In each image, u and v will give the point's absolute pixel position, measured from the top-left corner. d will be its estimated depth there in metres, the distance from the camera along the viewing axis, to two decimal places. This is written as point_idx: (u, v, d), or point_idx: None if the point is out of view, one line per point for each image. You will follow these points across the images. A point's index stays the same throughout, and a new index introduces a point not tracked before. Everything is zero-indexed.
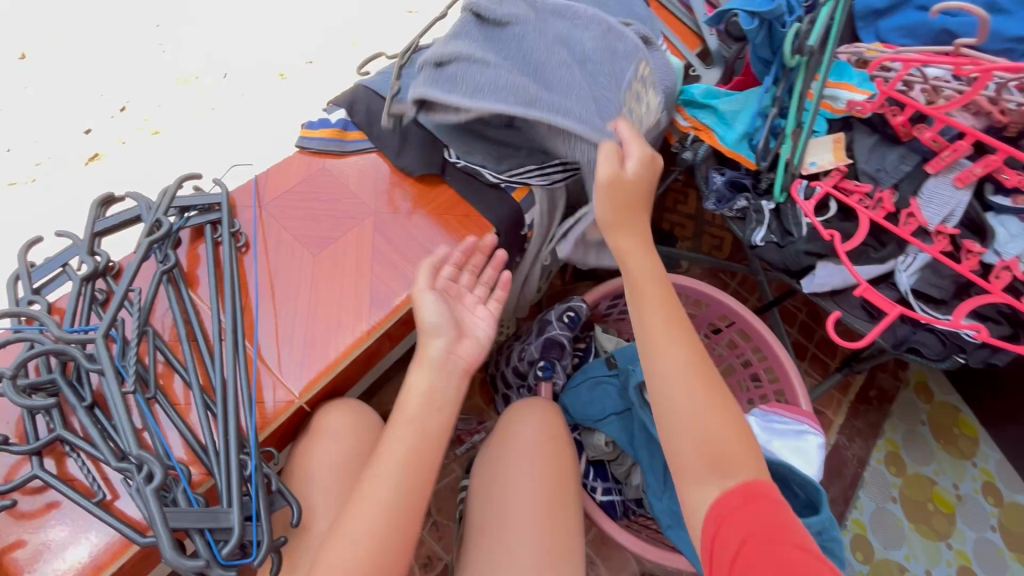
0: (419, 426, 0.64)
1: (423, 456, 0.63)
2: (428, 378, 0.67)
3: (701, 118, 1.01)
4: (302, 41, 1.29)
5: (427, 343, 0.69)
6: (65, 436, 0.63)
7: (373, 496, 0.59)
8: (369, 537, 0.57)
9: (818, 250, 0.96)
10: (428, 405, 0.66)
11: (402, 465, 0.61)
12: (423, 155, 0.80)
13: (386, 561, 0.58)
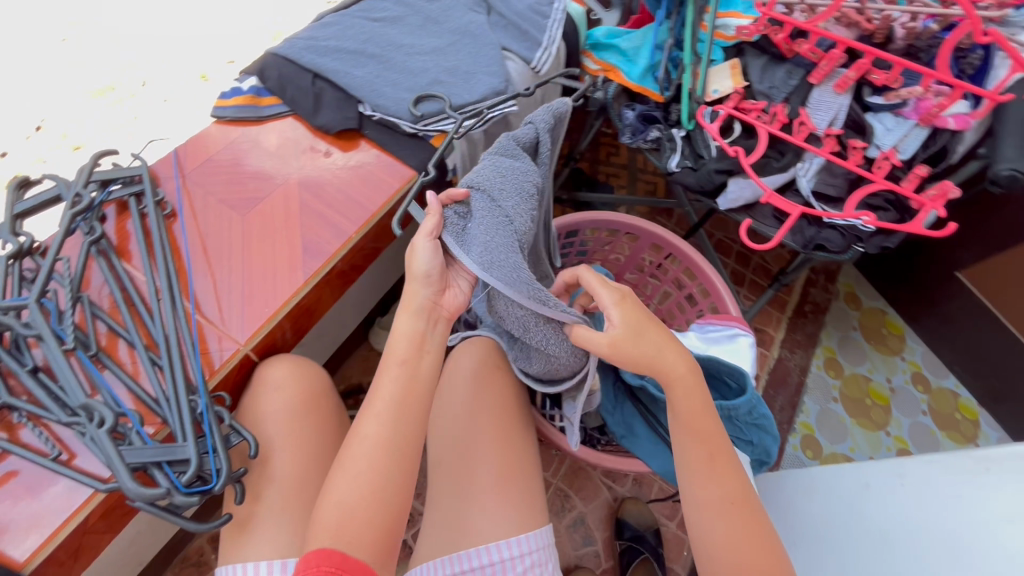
0: (407, 366, 0.61)
1: (416, 390, 0.61)
2: (413, 320, 0.62)
3: (607, 59, 1.09)
4: (220, 43, 1.29)
5: (411, 289, 0.63)
6: (10, 404, 0.54)
7: (365, 433, 0.57)
8: (368, 470, 0.55)
9: (726, 167, 1.01)
10: (415, 346, 0.62)
11: (395, 404, 0.58)
12: (339, 111, 0.79)
13: (391, 493, 0.56)
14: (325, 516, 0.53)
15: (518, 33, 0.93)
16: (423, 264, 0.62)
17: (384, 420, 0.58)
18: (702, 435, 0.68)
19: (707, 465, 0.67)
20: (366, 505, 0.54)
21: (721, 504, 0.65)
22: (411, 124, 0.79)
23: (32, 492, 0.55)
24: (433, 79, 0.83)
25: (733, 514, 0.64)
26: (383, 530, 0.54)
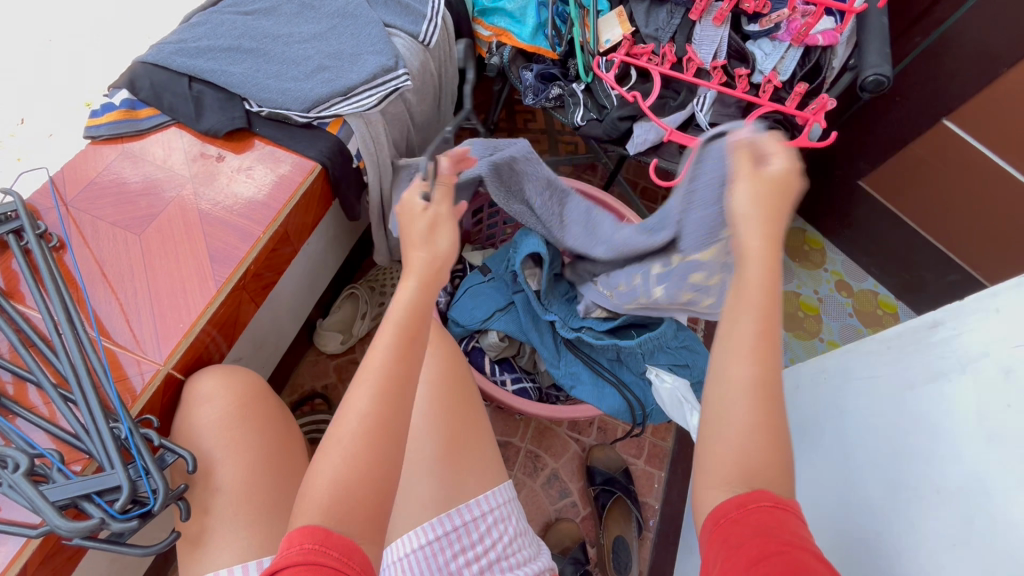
0: (408, 336, 0.53)
1: (414, 359, 0.53)
2: (417, 290, 0.56)
3: (497, 23, 1.10)
4: (89, 67, 1.18)
5: (424, 259, 0.58)
6: None
7: (357, 409, 0.49)
8: (362, 443, 0.48)
9: (628, 113, 1.04)
10: (415, 317, 0.55)
11: (391, 378, 0.50)
12: (223, 112, 0.76)
13: (388, 466, 0.49)
14: (314, 498, 0.46)
15: (400, 8, 0.91)
16: (447, 246, 0.60)
17: (381, 397, 0.49)
18: (763, 304, 0.49)
19: (759, 339, 0.48)
20: (359, 477, 0.47)
21: (752, 390, 0.46)
22: (302, 114, 0.79)
23: None
24: (318, 65, 0.81)
25: (759, 401, 0.46)
26: (378, 494, 0.48)
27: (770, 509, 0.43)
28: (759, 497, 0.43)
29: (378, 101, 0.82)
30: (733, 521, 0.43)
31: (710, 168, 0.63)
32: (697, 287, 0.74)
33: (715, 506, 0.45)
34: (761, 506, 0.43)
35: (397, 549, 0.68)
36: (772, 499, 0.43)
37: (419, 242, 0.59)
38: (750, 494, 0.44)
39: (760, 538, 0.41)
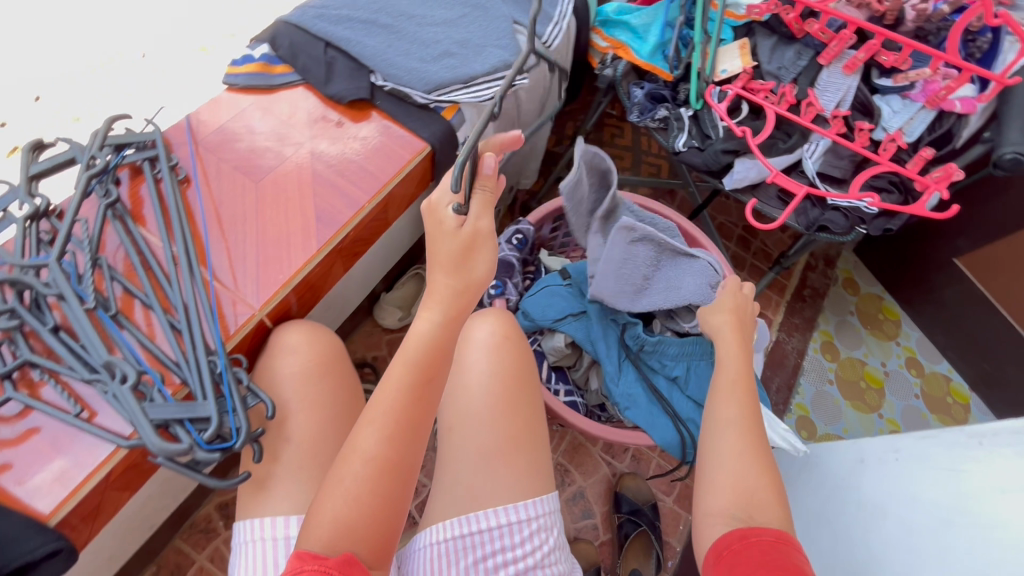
0: (424, 377, 0.57)
1: (424, 406, 0.56)
2: (440, 326, 0.59)
3: (617, 36, 1.08)
4: (215, 15, 1.23)
5: (456, 285, 0.59)
6: (34, 362, 0.55)
7: (365, 451, 0.52)
8: (367, 489, 0.51)
9: (733, 147, 1.02)
10: (432, 354, 0.58)
11: (400, 420, 0.54)
12: (351, 81, 0.79)
13: (387, 505, 0.52)
14: (318, 529, 0.50)
15: (530, 8, 0.93)
16: (480, 274, 0.60)
17: (386, 438, 0.53)
18: (737, 371, 0.69)
19: (737, 391, 0.66)
20: (363, 519, 0.50)
21: (737, 424, 0.62)
22: (423, 95, 0.80)
23: (53, 447, 0.55)
24: (445, 50, 0.83)
25: (744, 434, 0.62)
26: (388, 507, 0.52)
27: (773, 541, 0.50)
28: (764, 531, 0.52)
29: (495, 94, 0.84)
30: (735, 551, 0.51)
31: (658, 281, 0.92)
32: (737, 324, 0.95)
33: (719, 535, 0.54)
34: (761, 539, 0.51)
35: (436, 533, 0.70)
36: (775, 533, 0.51)
37: (448, 267, 0.60)
38: (749, 526, 0.53)
39: (767, 561, 0.48)
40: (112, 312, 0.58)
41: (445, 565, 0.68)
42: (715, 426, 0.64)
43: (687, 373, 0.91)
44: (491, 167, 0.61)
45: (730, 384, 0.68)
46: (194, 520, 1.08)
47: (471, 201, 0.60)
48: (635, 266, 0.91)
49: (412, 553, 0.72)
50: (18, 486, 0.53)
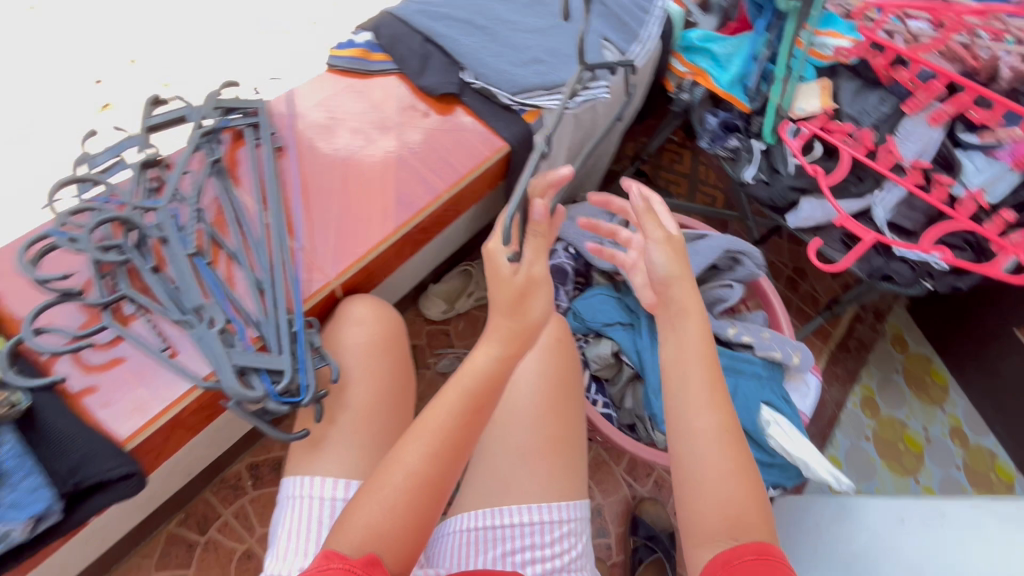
0: (475, 405, 0.57)
1: (468, 431, 0.57)
2: (497, 357, 0.59)
3: (698, 63, 1.09)
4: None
5: (515, 322, 0.61)
6: (131, 296, 0.58)
7: (406, 465, 0.53)
8: (402, 502, 0.52)
9: (801, 185, 1.02)
10: (484, 383, 0.58)
11: (443, 441, 0.55)
12: (443, 75, 0.82)
13: (418, 522, 0.52)
14: (348, 534, 0.50)
15: (618, 24, 0.96)
16: (536, 316, 0.63)
17: (430, 456, 0.54)
18: (704, 350, 0.58)
19: (707, 391, 0.56)
20: (392, 531, 0.51)
21: (712, 438, 0.54)
22: (509, 96, 0.83)
23: (136, 378, 0.58)
24: (534, 57, 0.86)
25: (724, 446, 0.54)
26: (419, 524, 0.53)
27: (757, 561, 0.48)
28: (743, 549, 0.49)
29: (576, 104, 0.87)
30: None
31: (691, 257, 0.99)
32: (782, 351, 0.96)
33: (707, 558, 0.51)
34: (745, 559, 0.48)
35: (467, 521, 0.72)
36: (756, 550, 0.49)
37: (505, 309, 0.61)
38: (736, 545, 0.50)
39: None
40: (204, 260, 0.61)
41: (473, 554, 0.69)
42: (687, 431, 0.56)
43: (735, 392, 0.92)
44: (541, 214, 0.62)
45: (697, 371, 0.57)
46: (225, 475, 1.13)
47: (524, 247, 0.62)
48: None
49: (440, 537, 0.74)
50: (100, 409, 0.56)
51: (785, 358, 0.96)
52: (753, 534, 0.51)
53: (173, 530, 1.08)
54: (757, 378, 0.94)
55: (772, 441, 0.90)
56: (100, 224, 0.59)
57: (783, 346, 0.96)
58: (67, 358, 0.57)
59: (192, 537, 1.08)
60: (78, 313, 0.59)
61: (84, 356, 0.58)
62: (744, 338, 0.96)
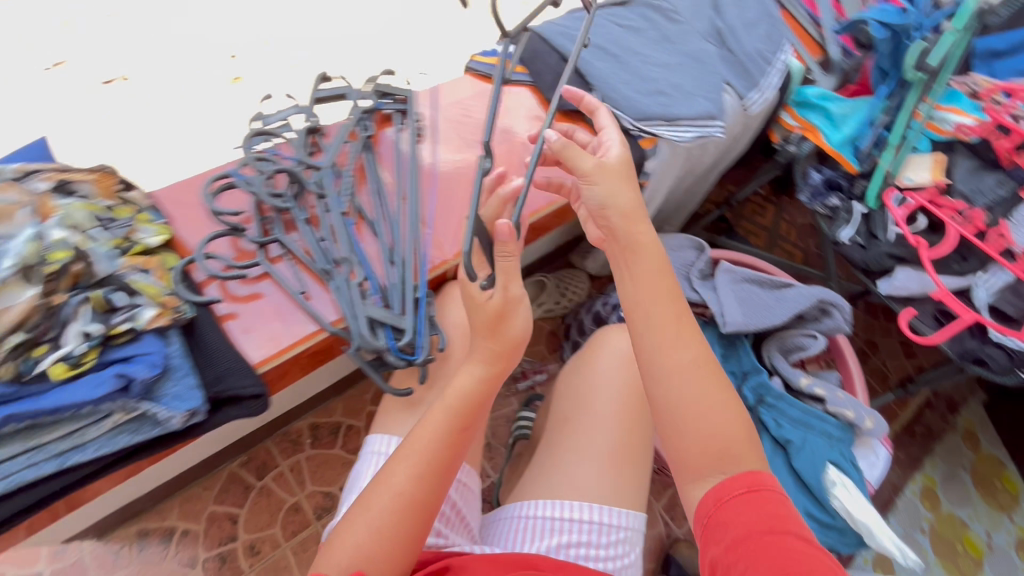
0: (461, 427, 0.61)
1: (452, 452, 0.60)
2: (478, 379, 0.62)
3: (810, 119, 1.10)
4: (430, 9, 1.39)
5: (500, 343, 0.63)
6: (284, 241, 0.66)
7: (394, 486, 0.57)
8: (390, 522, 0.56)
9: (899, 254, 1.01)
10: (468, 404, 0.62)
11: (429, 463, 0.58)
12: (573, 93, 0.89)
13: (405, 544, 0.56)
14: (339, 554, 0.54)
15: (741, 71, 0.99)
16: (517, 333, 0.64)
17: (416, 478, 0.57)
18: (667, 287, 0.61)
19: (673, 327, 0.58)
20: (380, 553, 0.55)
21: (688, 370, 0.56)
22: (631, 121, 0.88)
23: (274, 313, 0.65)
24: (658, 89, 0.90)
25: (702, 376, 0.56)
26: (407, 544, 0.56)
27: (747, 494, 0.51)
28: (733, 483, 0.52)
29: (690, 139, 0.89)
30: (715, 518, 0.51)
31: (784, 304, 1.00)
32: (854, 414, 0.94)
33: (703, 495, 0.54)
34: (737, 495, 0.51)
35: (528, 508, 0.74)
36: (747, 483, 0.52)
37: (485, 332, 0.63)
38: (725, 481, 0.53)
39: (750, 526, 0.49)
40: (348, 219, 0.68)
41: (527, 538, 0.72)
42: (661, 362, 0.57)
43: (802, 443, 0.92)
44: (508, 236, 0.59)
45: (666, 310, 0.59)
46: (288, 429, 1.20)
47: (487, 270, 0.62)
48: (753, 295, 1.02)
49: (503, 516, 0.77)
50: (238, 334, 0.63)
51: (858, 422, 0.93)
52: (743, 465, 0.53)
53: (235, 469, 1.15)
54: (825, 437, 0.93)
55: (836, 502, 0.88)
56: (269, 174, 0.67)
57: (856, 410, 0.94)
58: (217, 286, 0.64)
59: (250, 480, 1.15)
60: (232, 247, 0.67)
61: (229, 287, 0.65)
62: (816, 391, 0.97)
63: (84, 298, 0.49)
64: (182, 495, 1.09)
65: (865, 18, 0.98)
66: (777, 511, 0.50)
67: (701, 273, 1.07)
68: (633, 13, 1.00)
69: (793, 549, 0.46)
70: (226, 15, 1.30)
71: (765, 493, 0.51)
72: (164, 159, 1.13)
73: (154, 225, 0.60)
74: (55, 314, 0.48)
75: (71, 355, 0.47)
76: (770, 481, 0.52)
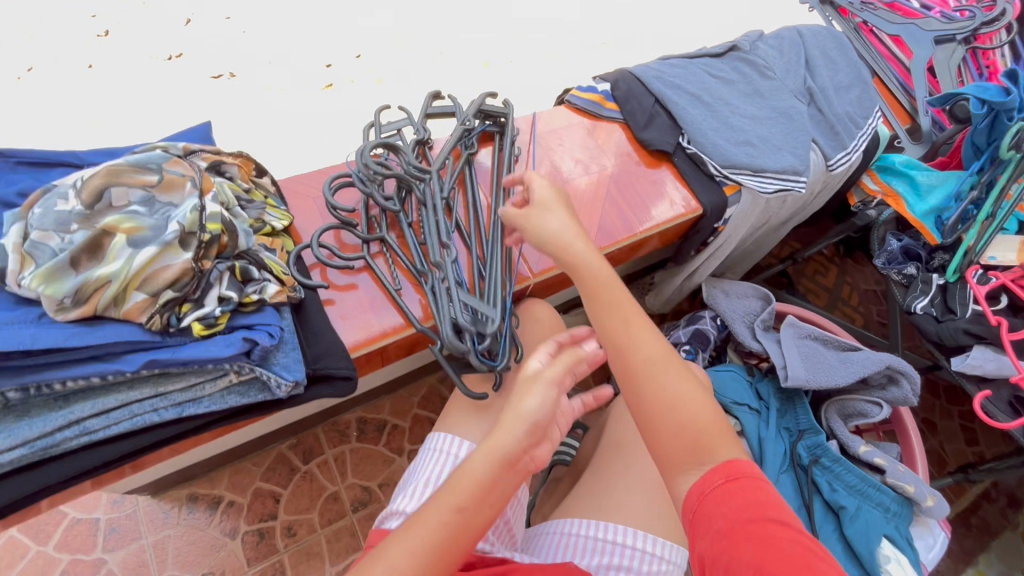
0: (466, 519, 0.56)
1: (462, 535, 0.55)
2: (487, 465, 0.57)
3: (893, 185, 1.12)
4: (514, 40, 1.47)
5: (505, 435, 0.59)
6: (387, 239, 0.71)
7: (390, 561, 0.52)
8: None
9: (978, 331, 0.97)
10: (476, 493, 0.56)
11: (432, 547, 0.53)
12: (662, 134, 0.93)
13: None
14: None
15: (829, 130, 1.00)
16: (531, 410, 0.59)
17: (412, 556, 0.53)
18: (611, 295, 0.66)
19: (623, 331, 0.64)
20: None
21: (655, 363, 0.61)
22: (717, 167, 0.91)
23: (369, 304, 0.70)
24: (747, 139, 0.93)
25: (664, 369, 0.61)
26: None
27: (724, 485, 0.53)
28: (712, 475, 0.54)
29: (774, 190, 0.91)
30: (700, 513, 0.53)
31: (849, 366, 0.98)
32: (914, 490, 0.89)
33: (692, 484, 0.54)
34: (717, 488, 0.53)
35: (573, 526, 0.75)
36: (725, 475, 0.53)
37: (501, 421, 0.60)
38: (702, 475, 0.54)
39: (734, 518, 0.50)
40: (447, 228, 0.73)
41: (568, 554, 0.72)
42: (630, 372, 0.62)
43: (857, 511, 0.90)
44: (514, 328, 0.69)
45: (616, 323, 0.64)
46: (337, 420, 1.23)
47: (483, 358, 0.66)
48: (816, 353, 1.01)
49: (546, 531, 0.78)
50: (335, 319, 0.68)
51: (918, 498, 0.89)
52: (720, 456, 0.55)
53: (282, 451, 1.18)
54: (879, 507, 0.90)
55: None
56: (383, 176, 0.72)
57: (917, 487, 0.89)
58: (320, 272, 0.69)
59: (295, 463, 1.18)
60: (337, 240, 0.73)
61: (329, 275, 0.70)
62: (875, 460, 0.93)
63: (227, 267, 0.55)
64: (233, 466, 1.14)
65: (964, 92, 0.99)
66: (761, 500, 0.51)
67: (764, 323, 1.06)
68: (727, 66, 1.04)
69: (775, 537, 0.48)
70: (329, 26, 1.42)
71: (742, 480, 0.53)
72: (263, 152, 1.23)
73: (279, 211, 0.67)
74: (202, 277, 0.53)
75: (210, 315, 0.53)
76: (745, 465, 0.54)
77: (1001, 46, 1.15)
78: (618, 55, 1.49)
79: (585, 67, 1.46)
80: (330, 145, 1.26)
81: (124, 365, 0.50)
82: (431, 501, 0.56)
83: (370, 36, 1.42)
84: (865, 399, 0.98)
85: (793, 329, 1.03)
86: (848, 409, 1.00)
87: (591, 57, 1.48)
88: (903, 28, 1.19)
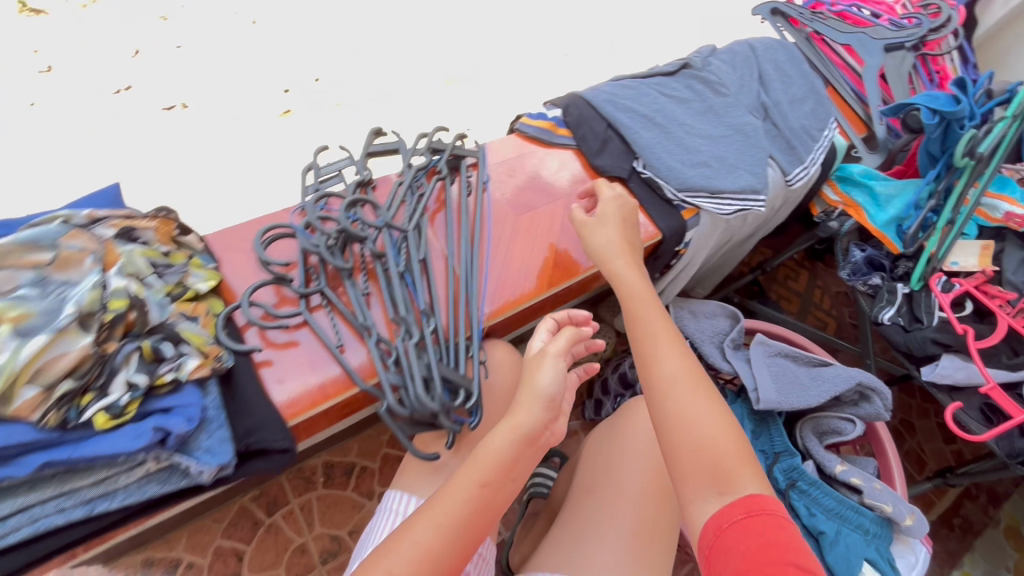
0: (486, 497, 0.55)
1: (486, 508, 0.55)
2: (511, 440, 0.58)
3: (853, 195, 1.10)
4: (473, 57, 1.44)
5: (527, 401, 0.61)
6: (328, 293, 0.66)
7: (413, 540, 0.52)
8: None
9: (946, 340, 0.96)
10: (495, 466, 0.57)
11: (457, 523, 0.53)
12: (616, 159, 0.91)
13: None
14: None
15: (786, 146, 0.99)
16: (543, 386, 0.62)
17: (438, 533, 0.52)
18: (651, 309, 0.70)
19: (662, 342, 0.66)
20: None
21: (680, 379, 0.62)
22: (673, 191, 0.89)
23: (309, 364, 0.65)
24: (702, 160, 0.90)
25: (693, 383, 0.61)
26: None
27: (746, 520, 0.51)
28: (732, 508, 0.52)
29: (735, 212, 0.90)
30: (719, 546, 0.51)
31: (821, 384, 0.95)
32: (892, 509, 0.87)
33: (715, 507, 0.54)
34: (737, 523, 0.51)
35: None
36: (745, 509, 0.52)
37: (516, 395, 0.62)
38: (723, 506, 0.53)
39: (753, 556, 0.48)
40: (406, 275, 0.70)
41: None
42: (658, 382, 0.63)
43: (836, 536, 0.87)
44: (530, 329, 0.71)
45: (652, 334, 0.67)
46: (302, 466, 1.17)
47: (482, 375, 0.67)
48: (787, 371, 0.99)
49: None
50: (273, 384, 0.63)
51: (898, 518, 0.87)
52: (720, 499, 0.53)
53: (245, 503, 1.13)
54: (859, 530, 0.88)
55: None
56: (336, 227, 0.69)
57: (896, 505, 0.88)
58: (257, 333, 0.64)
59: (259, 516, 1.12)
60: (274, 295, 0.68)
61: (267, 334, 0.65)
62: (851, 479, 0.91)
63: (135, 346, 0.53)
64: (191, 525, 1.08)
65: (915, 102, 0.97)
66: (782, 541, 0.49)
67: (734, 342, 1.04)
68: (680, 84, 1.02)
69: None
70: (279, 51, 1.37)
71: (767, 517, 0.51)
72: (210, 189, 1.18)
73: (204, 270, 0.64)
74: (106, 362, 0.50)
75: (115, 404, 0.50)
76: (771, 502, 0.52)
77: (949, 52, 1.19)
78: (577, 70, 1.47)
79: (544, 83, 1.43)
80: (282, 176, 1.21)
81: (17, 469, 0.47)
82: (451, 480, 0.56)
83: (323, 60, 1.38)
84: (839, 417, 0.96)
85: (761, 347, 1.01)
86: (822, 426, 0.98)
87: (550, 73, 1.46)
88: (854, 37, 1.20)
